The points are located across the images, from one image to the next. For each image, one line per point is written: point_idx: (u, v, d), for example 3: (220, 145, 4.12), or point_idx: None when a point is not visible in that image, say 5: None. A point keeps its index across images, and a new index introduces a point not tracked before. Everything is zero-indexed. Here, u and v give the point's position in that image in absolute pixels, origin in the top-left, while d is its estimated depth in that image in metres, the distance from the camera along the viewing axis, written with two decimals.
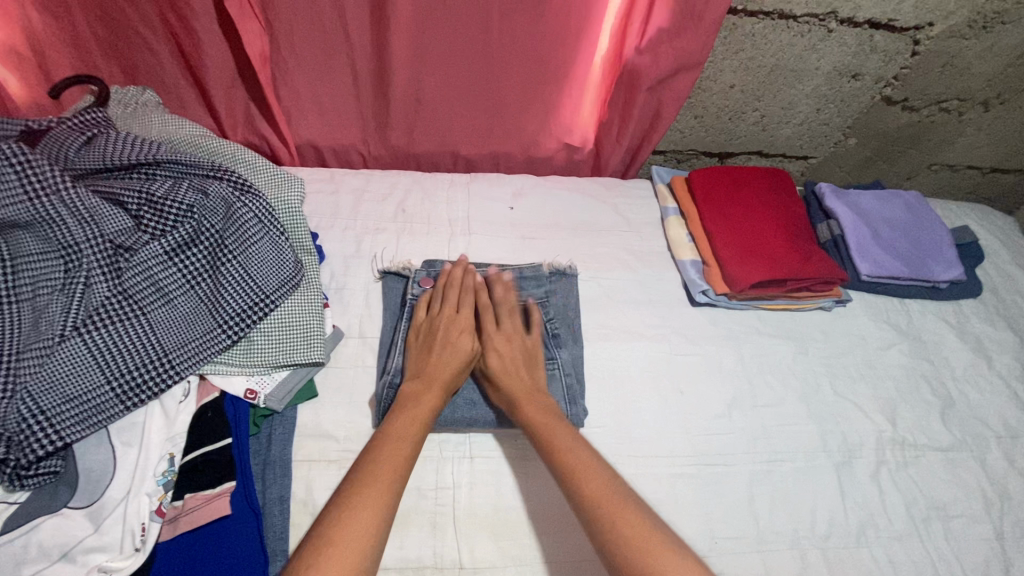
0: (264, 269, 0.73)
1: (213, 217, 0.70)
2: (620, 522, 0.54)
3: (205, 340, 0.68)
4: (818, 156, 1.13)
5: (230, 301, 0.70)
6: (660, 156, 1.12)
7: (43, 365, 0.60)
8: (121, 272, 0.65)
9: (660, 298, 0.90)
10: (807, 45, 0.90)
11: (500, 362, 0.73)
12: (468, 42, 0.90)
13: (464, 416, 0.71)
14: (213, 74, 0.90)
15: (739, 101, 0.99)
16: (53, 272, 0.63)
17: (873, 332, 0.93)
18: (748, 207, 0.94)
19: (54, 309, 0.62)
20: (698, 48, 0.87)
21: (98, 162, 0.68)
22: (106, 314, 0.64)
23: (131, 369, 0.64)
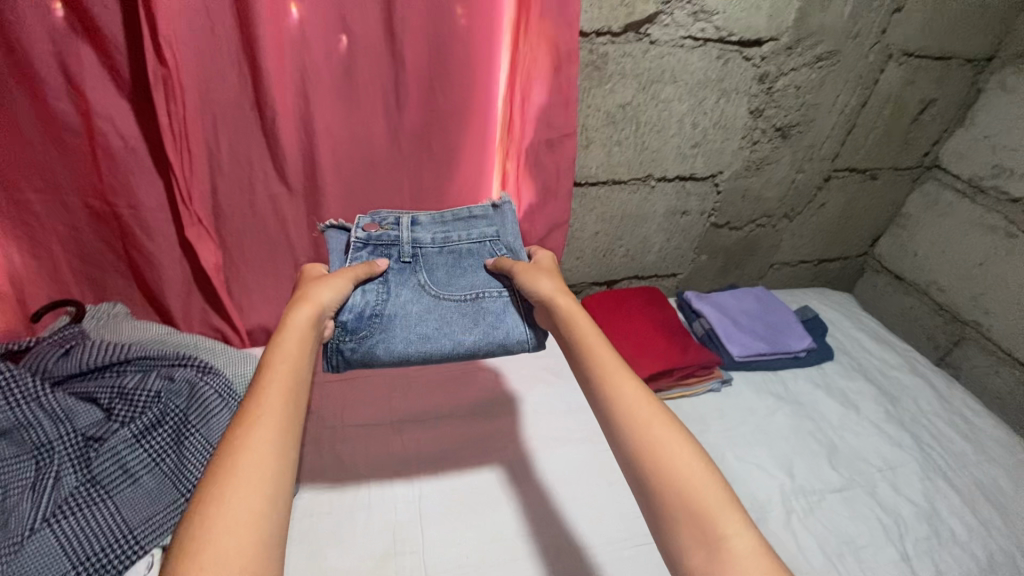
0: (226, 438, 0.81)
1: (177, 399, 0.81)
2: (645, 415, 0.67)
3: (169, 512, 0.75)
4: (683, 271, 1.41)
5: (192, 472, 0.78)
6: None
7: (10, 561, 0.64)
8: (89, 461, 0.73)
9: (579, 406, 1.08)
10: (641, 197, 1.22)
11: (527, 269, 0.90)
12: None
13: (412, 349, 0.90)
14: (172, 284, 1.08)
15: (607, 242, 1.28)
16: (24, 472, 0.71)
17: (758, 402, 1.10)
18: (631, 318, 1.16)
19: (23, 507, 0.68)
20: (558, 213, 1.15)
21: (75, 368, 0.80)
22: (73, 502, 0.70)
23: (95, 552, 0.68)
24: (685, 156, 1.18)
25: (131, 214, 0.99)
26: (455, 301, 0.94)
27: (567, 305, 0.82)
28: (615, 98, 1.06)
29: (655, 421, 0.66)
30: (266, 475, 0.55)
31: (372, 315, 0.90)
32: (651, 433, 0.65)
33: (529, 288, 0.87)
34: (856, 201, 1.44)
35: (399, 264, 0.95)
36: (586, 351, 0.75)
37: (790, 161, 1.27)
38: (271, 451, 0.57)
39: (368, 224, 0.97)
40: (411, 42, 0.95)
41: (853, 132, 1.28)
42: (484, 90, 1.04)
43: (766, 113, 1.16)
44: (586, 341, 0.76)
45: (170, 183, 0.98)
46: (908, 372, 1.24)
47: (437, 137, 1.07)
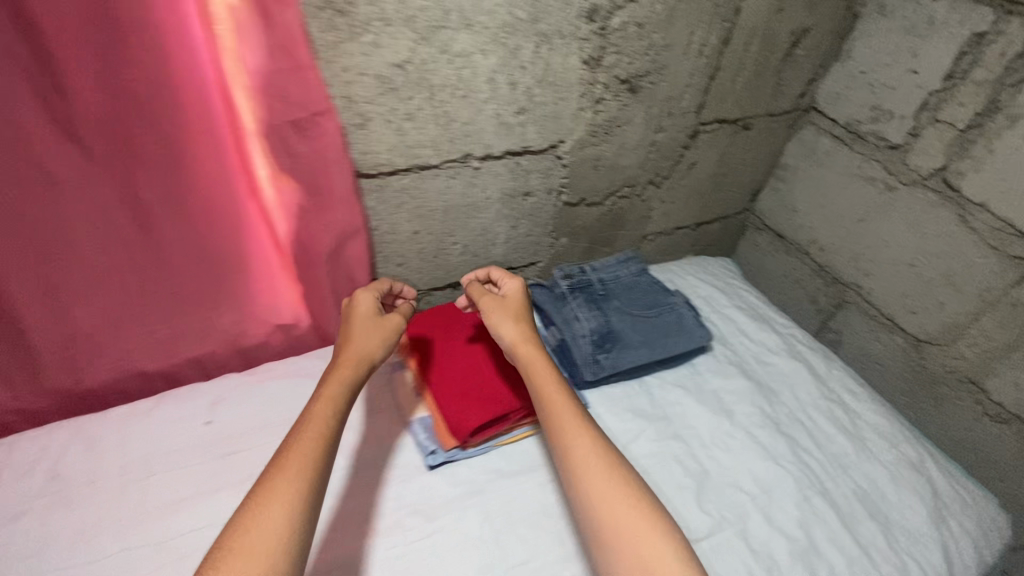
0: None
1: None
2: (590, 474, 0.70)
3: None
4: (542, 259, 1.18)
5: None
6: None
7: None
8: None
9: (389, 471, 0.81)
10: (462, 183, 0.95)
11: (498, 304, 0.87)
12: (99, 258, 0.79)
13: (644, 356, 0.96)
14: None
15: (432, 241, 1.01)
16: None
17: (619, 427, 0.92)
18: (461, 348, 0.93)
19: None
20: (345, 220, 0.85)
21: None
22: None
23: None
24: (510, 126, 0.90)
25: None
26: (648, 316, 1.00)
27: (527, 355, 0.82)
28: (385, 56, 0.74)
29: (585, 470, 0.71)
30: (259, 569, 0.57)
31: (602, 337, 0.95)
32: (602, 496, 0.68)
33: (499, 335, 0.84)
34: (731, 155, 1.24)
35: (597, 296, 1.00)
36: (545, 404, 0.78)
37: (646, 119, 1.03)
38: (276, 539, 0.59)
39: (563, 274, 1.03)
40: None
41: (717, 77, 1.05)
42: (188, 53, 0.70)
43: (604, 61, 0.90)
44: (544, 391, 0.79)
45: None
46: (787, 357, 1.10)
47: (141, 132, 0.73)
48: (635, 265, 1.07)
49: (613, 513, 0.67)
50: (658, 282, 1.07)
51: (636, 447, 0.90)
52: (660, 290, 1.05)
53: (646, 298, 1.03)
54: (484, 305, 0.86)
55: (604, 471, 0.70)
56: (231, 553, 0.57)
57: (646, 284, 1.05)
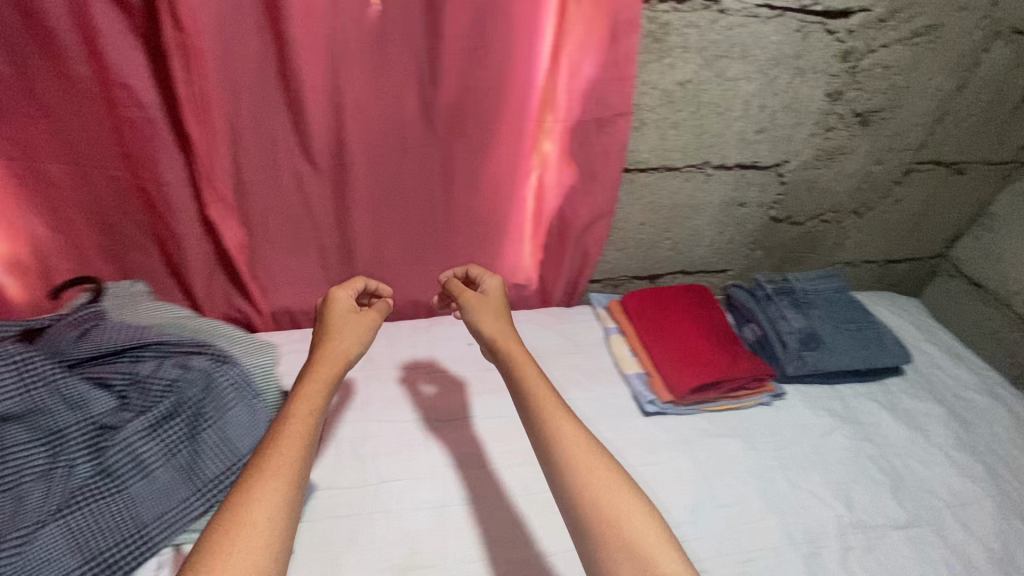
0: (239, 432, 0.77)
1: (191, 389, 0.77)
2: (603, 462, 0.64)
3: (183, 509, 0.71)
4: (732, 268, 1.28)
5: (208, 466, 0.74)
6: (596, 283, 1.24)
7: (64, 526, 0.66)
8: (104, 452, 0.71)
9: (612, 411, 0.98)
10: (693, 187, 1.10)
11: (492, 300, 0.85)
12: (418, 203, 1.09)
13: (845, 362, 1.05)
14: (194, 264, 1.02)
15: (651, 234, 1.16)
16: (85, 467, 0.70)
17: (814, 420, 1.01)
18: (676, 321, 1.05)
19: (90, 486, 0.69)
20: (599, 202, 1.05)
21: (93, 351, 0.78)
22: (83, 495, 0.68)
23: (102, 552, 0.67)
24: (748, 141, 1.06)
25: (150, 187, 0.93)
26: (849, 328, 1.09)
27: (516, 351, 0.77)
28: (676, 74, 0.95)
29: (582, 457, 0.64)
30: (256, 563, 0.52)
31: (807, 337, 1.05)
32: (613, 504, 0.61)
33: (481, 330, 0.81)
34: (938, 198, 1.29)
35: (800, 302, 1.10)
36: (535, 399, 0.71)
37: (867, 151, 1.13)
38: (268, 526, 0.55)
39: (766, 279, 1.14)
40: (452, 22, 0.90)
41: (943, 121, 1.13)
42: (526, 65, 0.95)
43: (845, 96, 1.04)
44: (539, 397, 0.70)
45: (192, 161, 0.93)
46: (985, 396, 1.11)
47: (470, 120, 1.01)
48: (835, 282, 1.14)
49: (623, 501, 0.61)
50: (856, 301, 1.14)
51: (831, 440, 0.98)
52: (858, 307, 1.13)
53: (846, 312, 1.11)
54: (466, 301, 0.84)
55: (600, 462, 0.64)
56: (230, 537, 0.53)
57: (846, 299, 1.13)
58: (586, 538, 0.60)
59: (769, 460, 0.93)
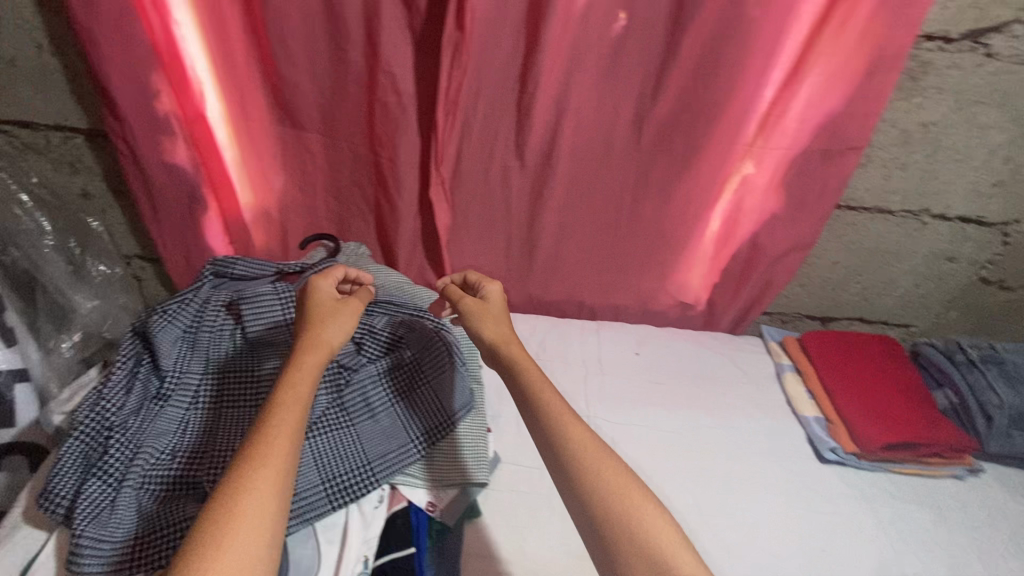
0: (450, 393, 0.84)
1: (414, 346, 0.86)
2: (598, 462, 0.62)
3: (403, 453, 0.78)
4: (918, 324, 1.19)
5: (424, 418, 0.82)
6: (765, 316, 1.21)
7: (311, 446, 0.76)
8: (342, 388, 0.81)
9: (787, 450, 0.95)
10: (902, 233, 1.04)
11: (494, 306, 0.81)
12: (606, 209, 1.12)
13: None
14: (402, 237, 1.12)
15: (841, 275, 1.11)
16: (324, 396, 0.80)
17: (1016, 507, 0.91)
18: (864, 373, 1.02)
19: (330, 417, 0.79)
20: (799, 232, 1.04)
21: None
22: (324, 422, 0.78)
23: (337, 477, 0.75)
24: (980, 194, 0.98)
25: (386, 164, 1.03)
26: None
27: (515, 352, 0.74)
28: (920, 116, 0.92)
29: (587, 454, 0.63)
30: (253, 555, 0.50)
31: (1018, 416, 0.96)
32: (634, 500, 0.59)
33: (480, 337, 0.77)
34: None
35: (1010, 374, 1.00)
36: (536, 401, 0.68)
37: None
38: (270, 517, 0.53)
39: (968, 345, 1.05)
40: (688, 43, 0.92)
41: None
42: (754, 91, 0.95)
43: None
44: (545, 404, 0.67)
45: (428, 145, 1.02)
46: None
47: (677, 138, 1.02)
48: None
49: (628, 501, 0.59)
50: None
51: None
52: None
53: None
54: (466, 305, 0.80)
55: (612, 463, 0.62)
56: (225, 528, 0.51)
57: None
58: (603, 537, 0.57)
59: (964, 540, 0.85)
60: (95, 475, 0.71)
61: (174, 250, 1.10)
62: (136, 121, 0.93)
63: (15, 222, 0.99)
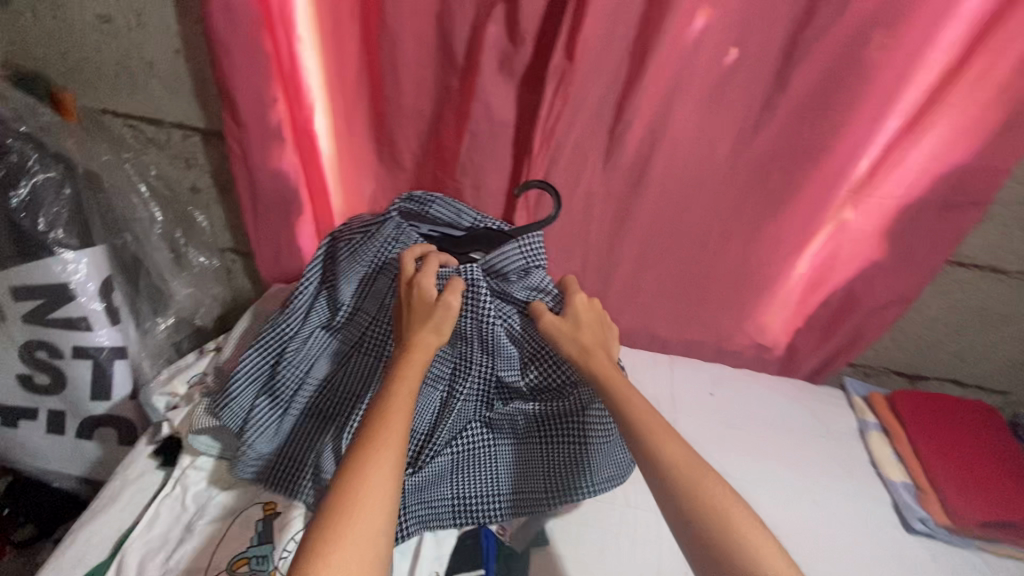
0: (600, 463, 0.84)
1: (574, 397, 0.83)
2: (686, 469, 0.63)
3: (534, 501, 0.84)
4: (1020, 393, 1.11)
5: (563, 475, 0.84)
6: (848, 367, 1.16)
7: (455, 457, 0.85)
8: (495, 405, 0.86)
9: (870, 517, 0.89)
10: (1014, 295, 0.97)
11: (588, 322, 0.80)
12: (690, 244, 1.10)
13: None
14: None
15: (939, 333, 1.05)
16: (476, 412, 0.86)
17: None
18: (961, 439, 0.95)
19: (474, 432, 0.86)
20: (904, 284, 0.99)
21: (538, 345, 0.84)
22: (475, 438, 0.85)
23: (468, 500, 0.83)
24: None
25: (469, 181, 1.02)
26: None
27: (601, 367, 0.74)
28: None
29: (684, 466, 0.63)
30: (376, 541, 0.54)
31: None
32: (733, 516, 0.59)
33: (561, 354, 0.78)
34: None
35: None
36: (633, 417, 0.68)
37: None
38: (380, 516, 0.56)
39: None
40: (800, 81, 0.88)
41: None
42: (866, 135, 0.90)
43: None
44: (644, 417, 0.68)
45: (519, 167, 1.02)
46: None
47: (775, 177, 0.99)
48: None
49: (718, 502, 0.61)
50: None
51: None
52: None
53: None
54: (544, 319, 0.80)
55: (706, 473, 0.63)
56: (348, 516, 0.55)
57: None
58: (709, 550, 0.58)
59: None
60: (269, 400, 0.81)
61: (266, 247, 1.15)
62: (251, 125, 0.98)
63: (131, 210, 1.07)
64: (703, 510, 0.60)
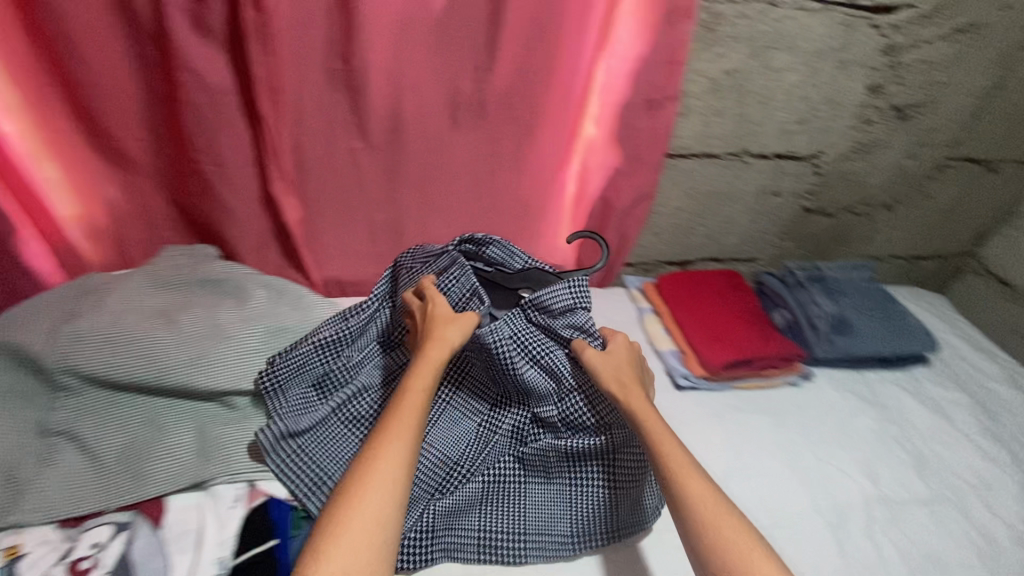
0: (574, 522, 0.78)
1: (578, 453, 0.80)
2: (700, 505, 0.62)
3: (490, 545, 0.75)
4: (763, 257, 1.32)
5: (525, 524, 0.77)
6: (630, 268, 1.30)
7: (418, 486, 0.79)
8: (481, 447, 0.83)
9: None
10: (729, 174, 1.14)
11: (610, 357, 0.78)
12: (464, 186, 1.13)
13: (874, 349, 1.08)
14: (249, 238, 1.05)
15: (687, 220, 1.21)
16: (462, 452, 0.82)
17: (839, 401, 1.04)
18: (710, 302, 1.11)
19: (448, 466, 0.81)
20: (643, 179, 1.09)
21: (572, 381, 0.81)
22: (447, 480, 0.80)
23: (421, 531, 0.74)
24: (787, 132, 1.09)
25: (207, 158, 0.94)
26: (877, 317, 1.12)
27: (639, 407, 0.72)
28: (722, 62, 0.99)
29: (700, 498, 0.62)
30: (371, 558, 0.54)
31: (836, 323, 1.09)
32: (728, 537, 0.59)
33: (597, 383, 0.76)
34: (971, 195, 1.30)
35: (829, 289, 1.14)
36: (666, 456, 0.67)
37: (902, 145, 1.16)
38: (390, 495, 0.58)
39: (798, 267, 1.18)
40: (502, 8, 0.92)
41: (980, 116, 1.16)
42: (575, 52, 0.97)
43: (886, 90, 1.07)
44: (666, 447, 0.68)
45: (256, 134, 0.95)
46: (1010, 386, 1.14)
47: (520, 104, 1.03)
48: (865, 273, 1.18)
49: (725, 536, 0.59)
50: (883, 291, 1.17)
51: (856, 421, 1.01)
52: (886, 299, 1.16)
53: (875, 301, 1.14)
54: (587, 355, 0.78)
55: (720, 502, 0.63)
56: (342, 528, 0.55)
57: (872, 291, 1.16)
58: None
59: (796, 440, 0.96)
60: (334, 434, 0.80)
61: None
62: None
63: None
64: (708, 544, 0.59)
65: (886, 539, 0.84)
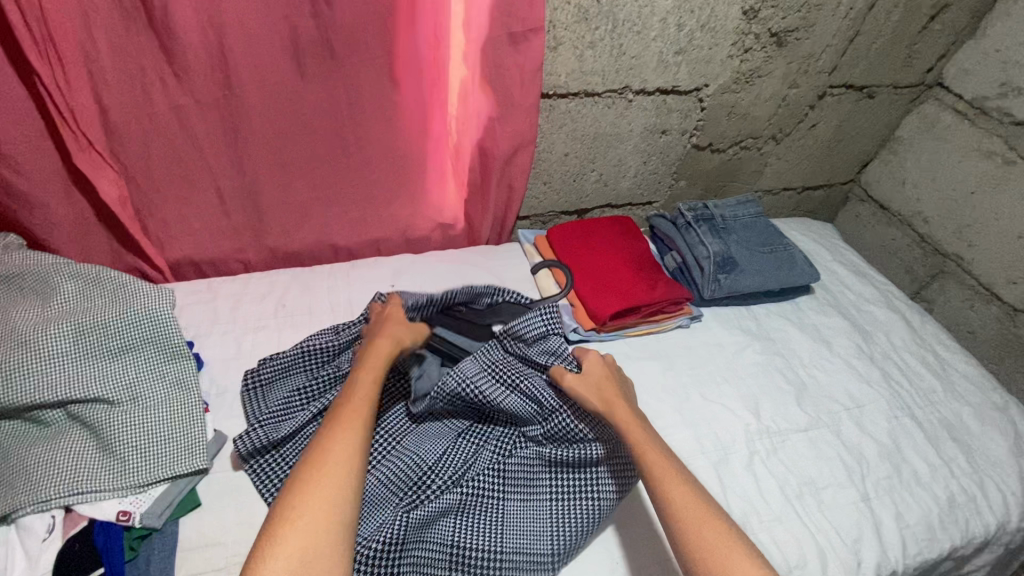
0: (533, 538, 0.71)
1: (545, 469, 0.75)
2: (682, 504, 0.64)
3: (443, 559, 0.68)
4: (658, 199, 1.29)
5: (482, 539, 0.70)
6: (524, 221, 1.23)
7: (374, 494, 0.72)
8: (443, 455, 0.76)
9: None
10: (612, 113, 1.08)
11: (591, 380, 0.76)
12: (326, 142, 0.96)
13: (760, 284, 1.08)
14: (60, 223, 0.87)
15: (576, 165, 1.14)
16: (423, 458, 0.75)
17: (728, 339, 1.05)
18: (600, 251, 1.07)
19: (407, 473, 0.74)
20: (524, 125, 1.01)
21: (561, 400, 0.77)
22: (407, 489, 0.73)
23: (372, 543, 0.67)
24: (667, 64, 1.03)
25: None
26: (763, 252, 1.12)
27: (623, 414, 0.72)
28: None
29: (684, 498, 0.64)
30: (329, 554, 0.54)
31: (723, 261, 1.08)
32: (709, 536, 0.61)
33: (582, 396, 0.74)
34: (851, 122, 1.31)
35: (717, 228, 1.12)
36: (649, 460, 0.67)
37: (783, 74, 1.14)
38: (344, 476, 0.59)
39: (689, 208, 1.15)
40: None
41: (855, 40, 1.14)
42: None
43: (761, 14, 1.02)
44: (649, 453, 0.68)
45: (34, 93, 0.77)
46: (884, 307, 1.19)
47: (373, 42, 0.87)
48: (752, 208, 1.18)
49: (702, 533, 0.61)
50: (771, 226, 1.17)
51: (744, 357, 1.02)
52: (772, 233, 1.16)
53: (762, 236, 1.14)
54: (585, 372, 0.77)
55: (699, 501, 0.64)
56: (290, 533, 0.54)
57: (760, 227, 1.16)
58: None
59: (685, 383, 0.95)
60: (181, 438, 0.72)
61: None
62: None
63: None
64: (693, 543, 0.61)
65: (765, 471, 0.86)
